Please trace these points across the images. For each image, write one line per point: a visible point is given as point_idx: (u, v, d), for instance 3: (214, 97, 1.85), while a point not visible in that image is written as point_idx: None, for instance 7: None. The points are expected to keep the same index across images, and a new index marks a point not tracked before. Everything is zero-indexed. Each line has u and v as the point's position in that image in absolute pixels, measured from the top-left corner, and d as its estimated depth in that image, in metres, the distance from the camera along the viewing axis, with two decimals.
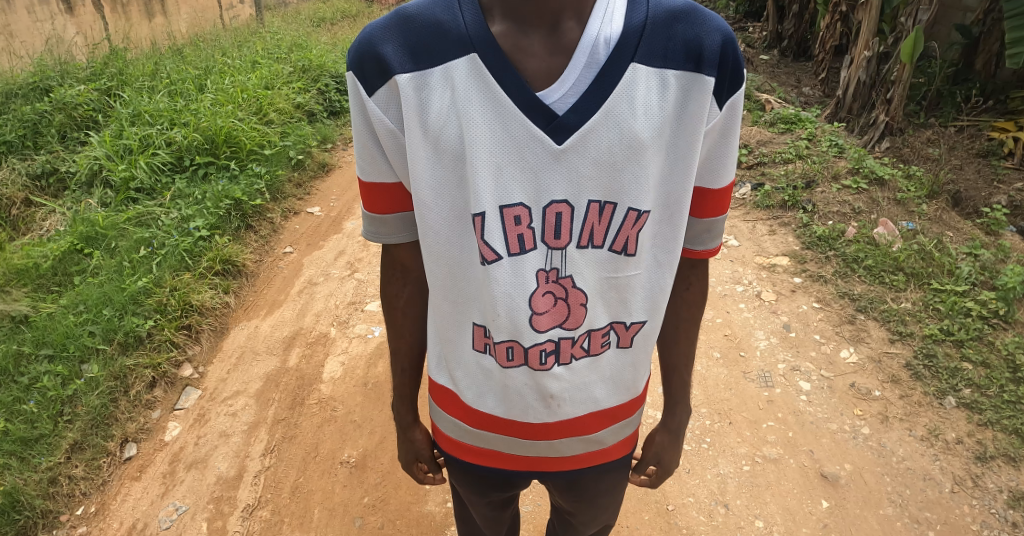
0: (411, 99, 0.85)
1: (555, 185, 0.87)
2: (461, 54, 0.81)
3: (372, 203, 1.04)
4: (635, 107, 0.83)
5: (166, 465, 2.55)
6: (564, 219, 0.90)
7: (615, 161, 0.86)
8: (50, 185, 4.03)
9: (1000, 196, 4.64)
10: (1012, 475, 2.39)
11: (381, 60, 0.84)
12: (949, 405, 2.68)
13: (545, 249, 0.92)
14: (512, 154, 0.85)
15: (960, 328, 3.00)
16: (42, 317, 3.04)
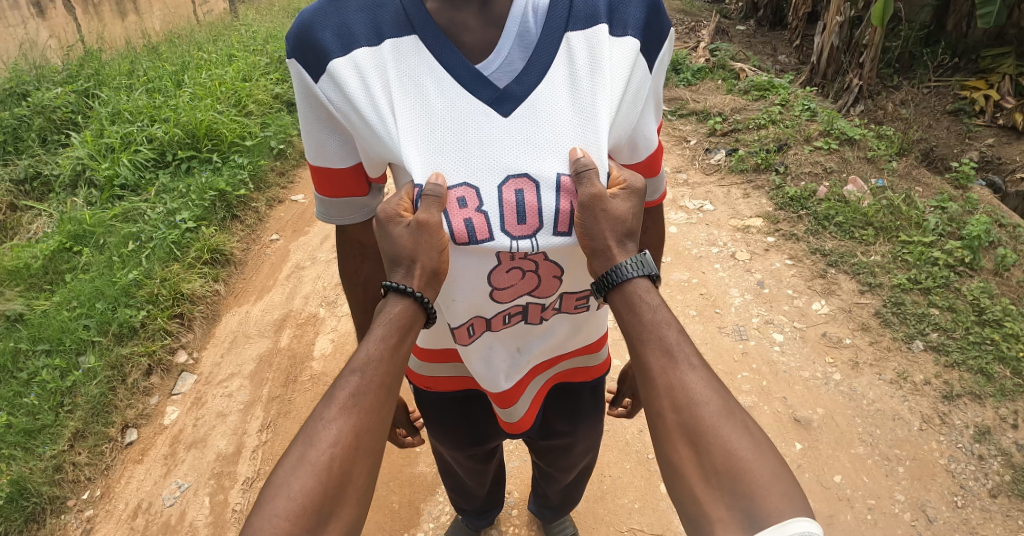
0: (347, 80, 0.92)
1: (507, 157, 0.89)
2: (399, 32, 0.92)
3: (322, 190, 1.13)
4: (577, 68, 0.91)
5: (167, 447, 2.67)
6: (525, 196, 0.89)
7: (564, 129, 0.91)
8: (35, 189, 4.08)
9: (971, 152, 5.05)
10: (977, 411, 2.53)
11: (320, 45, 0.93)
12: (917, 349, 2.79)
13: (506, 240, 0.91)
14: (461, 121, 0.90)
15: (927, 276, 3.11)
16: (37, 313, 3.11)
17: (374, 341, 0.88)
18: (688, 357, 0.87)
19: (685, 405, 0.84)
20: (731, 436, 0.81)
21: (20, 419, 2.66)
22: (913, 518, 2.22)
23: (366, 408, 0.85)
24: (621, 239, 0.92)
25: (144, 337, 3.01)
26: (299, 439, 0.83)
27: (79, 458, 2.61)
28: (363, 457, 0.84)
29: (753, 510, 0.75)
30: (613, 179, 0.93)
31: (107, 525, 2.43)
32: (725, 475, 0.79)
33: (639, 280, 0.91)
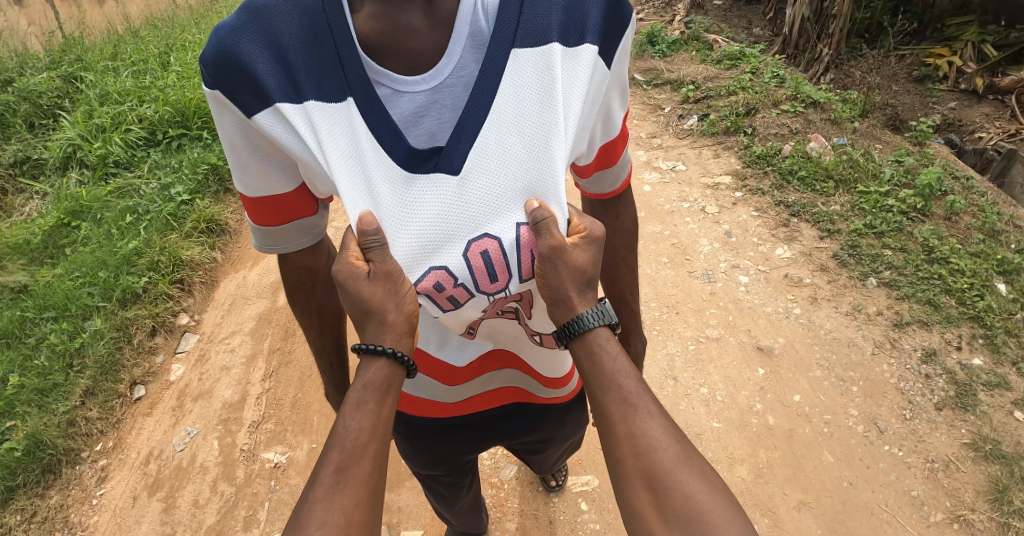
0: (290, 127, 0.91)
1: (472, 223, 0.93)
2: (332, 79, 0.90)
3: (262, 218, 1.10)
4: (533, 99, 0.93)
5: (174, 399, 2.82)
6: (491, 256, 0.93)
7: (523, 163, 0.93)
8: (26, 172, 4.16)
9: (934, 115, 5.31)
10: (925, 336, 2.75)
11: (247, 93, 0.91)
12: (871, 285, 3.01)
13: (483, 296, 0.97)
14: (413, 184, 0.93)
15: (882, 222, 3.34)
16: (40, 283, 3.21)
17: (354, 412, 0.88)
18: (645, 404, 0.91)
19: (644, 452, 0.88)
20: (689, 483, 0.85)
21: (32, 378, 2.80)
22: (865, 428, 2.45)
23: (355, 477, 0.84)
24: (581, 288, 0.97)
25: (147, 301, 3.14)
26: (291, 524, 0.82)
27: (91, 413, 2.76)
28: (359, 532, 0.82)
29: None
30: (574, 228, 0.98)
31: (122, 472, 2.61)
32: (684, 523, 0.82)
33: (600, 329, 0.96)
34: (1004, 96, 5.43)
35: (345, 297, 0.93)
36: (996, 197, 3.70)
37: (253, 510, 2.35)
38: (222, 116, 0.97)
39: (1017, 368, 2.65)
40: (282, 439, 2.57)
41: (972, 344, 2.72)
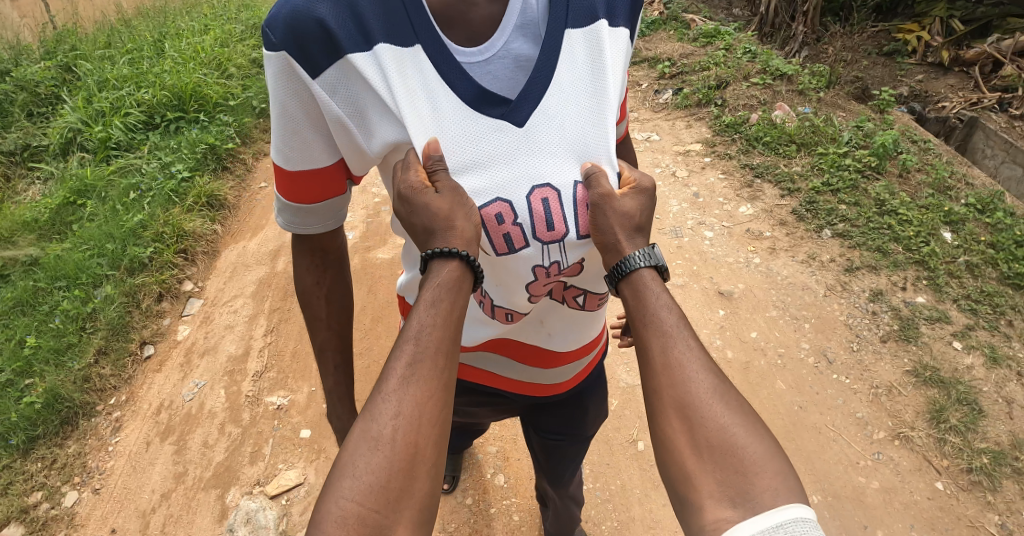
0: (362, 79, 0.88)
1: (536, 168, 0.91)
2: (403, 33, 0.89)
3: (302, 198, 1.05)
4: (583, 66, 0.96)
5: (182, 356, 3.04)
6: (554, 202, 0.91)
7: (580, 123, 0.94)
8: (24, 159, 4.29)
9: (901, 87, 5.53)
10: (873, 279, 2.99)
11: (316, 44, 0.87)
12: (825, 237, 3.26)
13: (539, 246, 0.93)
14: (481, 125, 0.91)
15: (839, 180, 3.58)
16: (49, 256, 3.40)
17: (426, 308, 0.81)
18: (683, 334, 0.86)
19: (680, 382, 0.82)
20: (727, 416, 0.78)
21: (48, 340, 3.01)
22: (816, 359, 2.70)
23: (426, 372, 0.78)
24: (630, 233, 0.93)
25: (154, 269, 3.34)
26: (361, 416, 0.76)
27: (105, 370, 2.97)
28: (429, 429, 0.75)
29: (745, 490, 0.71)
30: (624, 180, 1.00)
31: (136, 421, 2.83)
32: (716, 455, 0.75)
33: (645, 269, 0.91)
34: (970, 68, 5.63)
35: (412, 216, 0.88)
36: (951, 157, 3.91)
37: (258, 447, 2.60)
38: (278, 76, 0.90)
39: (957, 304, 2.88)
40: (285, 385, 2.83)
41: (917, 285, 2.96)
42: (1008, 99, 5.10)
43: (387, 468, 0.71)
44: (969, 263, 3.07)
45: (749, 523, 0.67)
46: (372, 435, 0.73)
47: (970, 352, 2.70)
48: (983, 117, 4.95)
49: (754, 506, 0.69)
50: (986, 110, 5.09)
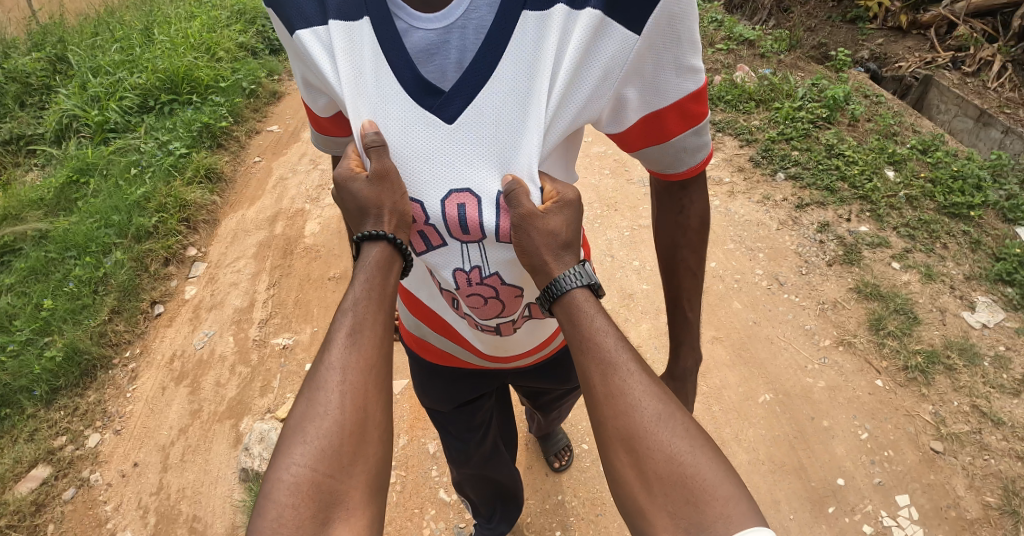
0: (317, 51, 1.00)
1: (456, 170, 0.96)
2: (359, 12, 0.99)
3: (321, 130, 1.23)
4: (520, 65, 0.94)
5: (191, 312, 3.33)
6: (465, 210, 0.97)
7: (505, 128, 0.95)
8: (20, 147, 4.48)
9: (863, 51, 5.77)
10: (820, 213, 3.29)
11: (287, 14, 1.02)
12: (779, 179, 3.56)
13: (456, 244, 1.02)
14: (412, 117, 0.97)
15: (793, 130, 3.87)
16: (58, 229, 3.63)
17: (361, 280, 0.92)
18: (624, 361, 0.84)
19: (620, 414, 0.81)
20: (672, 443, 0.78)
21: (64, 301, 3.26)
22: (769, 283, 2.99)
23: (368, 341, 0.89)
24: (557, 252, 0.92)
25: (159, 237, 3.59)
26: (310, 388, 0.86)
27: (119, 326, 3.23)
28: (372, 394, 0.86)
29: (698, 521, 0.72)
30: (547, 195, 0.95)
31: (152, 370, 3.10)
32: (666, 488, 0.75)
33: (578, 290, 0.89)
34: (925, 30, 5.76)
35: (346, 201, 1.01)
36: (901, 108, 4.14)
37: (267, 382, 2.89)
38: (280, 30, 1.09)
39: (896, 232, 3.17)
40: (290, 327, 3.12)
41: (860, 216, 3.25)
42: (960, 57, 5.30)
43: (338, 433, 0.82)
44: (908, 197, 3.34)
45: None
46: (321, 404, 0.84)
47: (907, 271, 2.97)
48: (936, 74, 5.18)
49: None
50: (940, 69, 5.32)
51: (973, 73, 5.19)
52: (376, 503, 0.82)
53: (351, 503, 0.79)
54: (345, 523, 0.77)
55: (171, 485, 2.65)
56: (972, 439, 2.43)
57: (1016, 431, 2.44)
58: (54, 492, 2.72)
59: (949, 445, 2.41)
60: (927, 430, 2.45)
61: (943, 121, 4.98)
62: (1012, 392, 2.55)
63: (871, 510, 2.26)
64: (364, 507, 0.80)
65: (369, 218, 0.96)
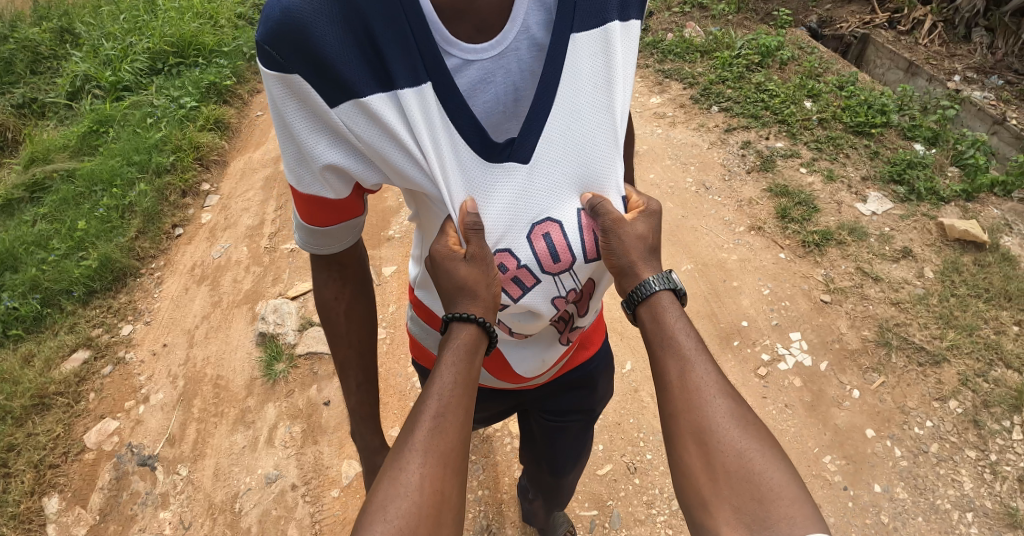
0: (384, 118, 0.91)
1: (542, 206, 1.03)
2: (417, 64, 0.90)
3: (316, 218, 1.04)
4: (584, 85, 1.02)
5: (207, 234, 3.88)
6: (553, 239, 1.03)
7: (579, 154, 1.04)
8: (32, 110, 5.01)
9: (812, 15, 6.17)
10: (744, 134, 3.88)
11: (325, 81, 0.87)
12: (713, 111, 4.14)
13: (551, 278, 1.06)
14: (492, 170, 1.00)
15: (729, 73, 4.45)
16: (85, 169, 4.20)
17: (448, 367, 0.94)
18: (700, 362, 0.99)
19: (696, 407, 0.95)
20: (741, 442, 0.91)
21: (96, 224, 3.82)
22: (696, 188, 3.58)
23: (450, 425, 0.89)
24: (645, 257, 1.07)
25: (177, 172, 4.13)
26: (388, 466, 0.86)
27: (145, 243, 3.77)
28: (450, 476, 0.86)
29: (761, 518, 0.83)
30: (628, 204, 1.13)
31: (175, 276, 3.65)
32: (732, 482, 0.87)
33: (663, 292, 1.06)
34: None
35: (441, 278, 1.01)
36: (829, 55, 4.67)
37: (278, 275, 3.48)
38: (289, 98, 0.90)
39: (807, 145, 3.74)
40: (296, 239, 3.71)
41: (777, 135, 3.84)
42: (896, 17, 5.86)
43: (416, 516, 0.81)
44: (820, 120, 3.91)
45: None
46: (401, 482, 0.83)
47: (812, 174, 3.54)
48: (873, 33, 5.72)
49: (771, 535, 0.81)
50: (877, 28, 5.82)
51: (907, 32, 5.73)
52: None
53: None
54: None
55: (197, 357, 3.18)
56: (854, 291, 2.95)
57: (892, 285, 2.96)
58: (94, 368, 3.24)
59: (835, 296, 2.94)
60: (818, 287, 2.99)
61: (878, 74, 5.51)
62: (891, 258, 3.07)
63: (767, 343, 2.81)
64: None
65: (464, 298, 0.99)
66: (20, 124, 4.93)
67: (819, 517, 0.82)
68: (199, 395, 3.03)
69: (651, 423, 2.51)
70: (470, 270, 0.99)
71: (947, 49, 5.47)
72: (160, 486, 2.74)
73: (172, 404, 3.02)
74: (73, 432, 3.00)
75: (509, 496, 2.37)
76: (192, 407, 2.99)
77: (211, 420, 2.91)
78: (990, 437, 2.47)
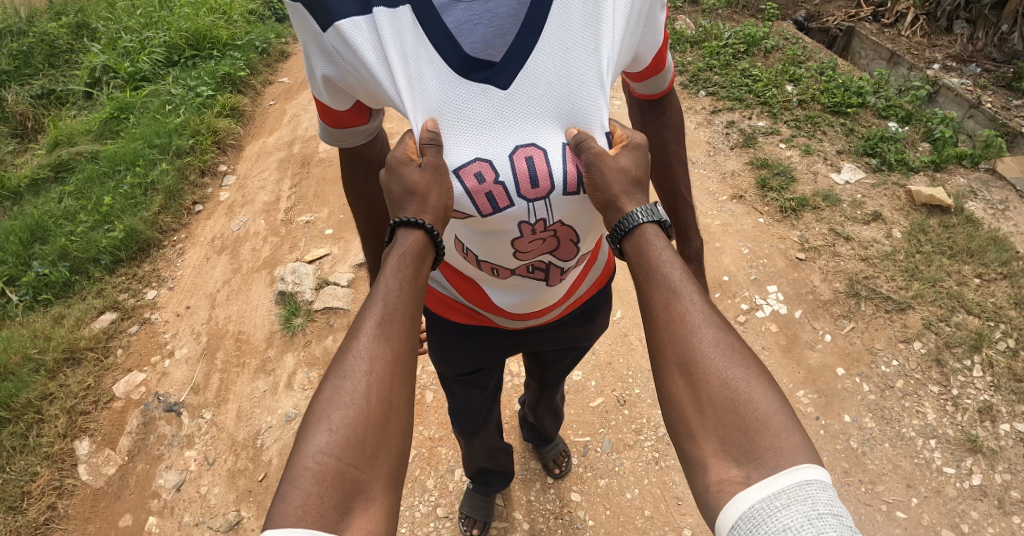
0: (361, 40, 1.03)
1: (521, 131, 1.03)
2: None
3: (335, 122, 1.28)
4: (571, 20, 1.04)
5: (225, 210, 4.12)
6: (534, 162, 1.03)
7: (564, 85, 1.03)
8: (52, 101, 5.28)
9: (801, 11, 6.51)
10: (729, 115, 4.16)
11: (317, 5, 1.04)
12: (701, 95, 4.42)
13: (524, 203, 1.05)
14: (468, 88, 1.03)
15: (716, 61, 4.73)
16: (108, 151, 4.46)
17: (392, 274, 0.96)
18: (687, 291, 0.93)
19: (682, 339, 0.90)
20: (729, 371, 0.86)
21: (121, 199, 4.06)
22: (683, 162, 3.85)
23: (396, 333, 0.92)
24: (629, 189, 1.01)
25: (196, 154, 4.39)
26: (335, 375, 0.88)
27: (167, 218, 4.01)
28: (396, 380, 0.89)
29: (751, 448, 0.80)
30: (617, 138, 1.07)
31: (196, 247, 3.89)
32: (719, 413, 0.84)
33: (648, 225, 0.98)
34: None
35: (395, 180, 1.02)
36: (812, 44, 4.95)
37: (294, 244, 3.73)
38: (298, 21, 1.09)
39: (787, 124, 4.01)
40: (310, 212, 3.96)
41: (760, 115, 4.12)
42: (880, 11, 6.18)
43: (363, 424, 0.84)
44: (800, 101, 4.19)
45: (750, 489, 0.76)
46: (347, 393, 0.86)
47: (790, 149, 3.80)
48: (858, 26, 6.04)
49: (759, 466, 0.78)
50: (862, 22, 6.17)
51: (891, 25, 6.06)
52: (392, 499, 0.84)
53: (372, 491, 0.81)
54: (365, 513, 0.79)
55: (219, 316, 3.42)
56: (827, 249, 3.20)
57: (862, 244, 3.20)
58: (121, 327, 3.46)
59: (810, 254, 3.19)
60: (794, 246, 3.24)
61: (863, 65, 5.78)
62: (862, 221, 3.32)
63: (746, 294, 3.06)
64: (383, 497, 0.82)
65: (413, 203, 1.00)
66: (41, 114, 5.19)
67: (809, 446, 0.80)
68: (221, 349, 3.27)
69: (639, 362, 2.75)
70: (422, 177, 1.00)
71: (929, 40, 5.79)
72: (186, 428, 2.97)
73: (195, 357, 3.25)
74: (102, 383, 3.22)
75: (509, 426, 2.60)
76: (215, 359, 3.23)
77: (233, 370, 3.16)
78: (951, 375, 2.69)
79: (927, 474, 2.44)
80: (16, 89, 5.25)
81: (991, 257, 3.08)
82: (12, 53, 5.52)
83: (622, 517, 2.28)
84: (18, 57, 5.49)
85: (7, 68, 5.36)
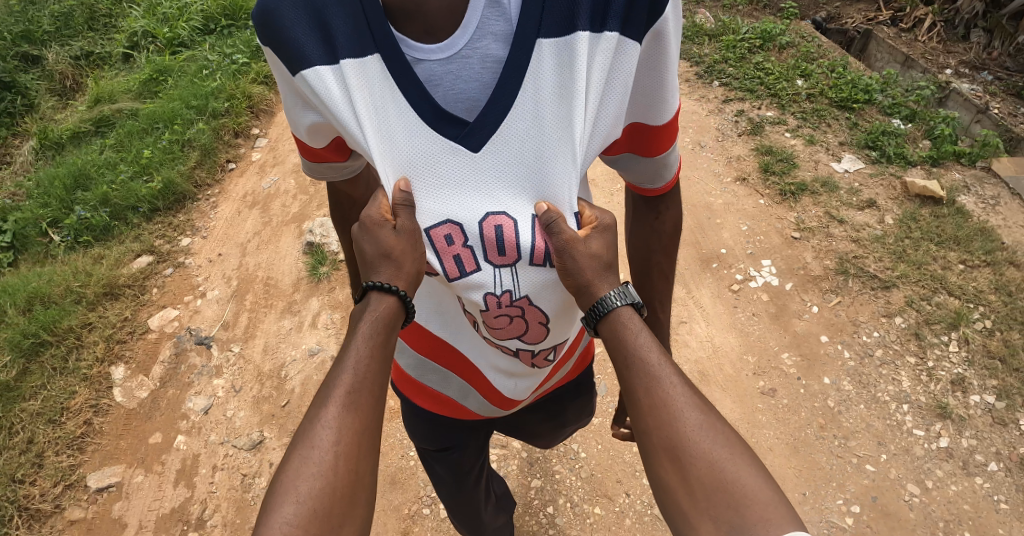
0: (323, 90, 0.96)
1: (490, 197, 0.99)
2: (360, 48, 0.94)
3: (312, 156, 1.26)
4: (541, 92, 0.95)
5: (257, 169, 4.38)
6: (504, 231, 0.99)
7: (533, 157, 0.98)
8: (92, 62, 5.54)
9: (821, 12, 6.63)
10: (739, 104, 4.37)
11: (280, 49, 0.97)
12: (714, 85, 4.62)
13: (490, 270, 1.02)
14: (437, 146, 0.97)
15: (731, 54, 4.92)
16: (148, 109, 4.71)
17: (361, 341, 0.95)
18: (665, 372, 0.91)
19: (665, 422, 0.87)
20: (715, 451, 0.84)
21: (160, 153, 4.32)
22: (692, 146, 4.06)
23: (365, 403, 0.90)
24: (601, 272, 0.98)
25: (231, 116, 4.63)
26: (299, 442, 0.86)
27: (201, 175, 4.26)
28: (363, 450, 0.88)
29: (741, 526, 0.77)
30: (585, 219, 1.02)
31: (229, 202, 4.14)
32: (707, 492, 0.81)
33: (623, 308, 0.97)
34: None
35: (365, 240, 1.00)
36: (826, 42, 5.11)
37: (322, 202, 3.96)
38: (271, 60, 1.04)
39: (793, 115, 4.21)
40: None
41: (768, 106, 4.32)
42: (899, 16, 6.29)
43: (328, 495, 0.82)
44: (808, 95, 4.36)
45: None
46: (312, 461, 0.84)
47: (795, 138, 3.99)
48: (876, 30, 6.15)
49: None
50: (879, 25, 6.27)
51: (908, 30, 6.18)
52: None
53: None
54: None
55: (249, 264, 3.67)
56: (821, 230, 3.40)
57: (854, 227, 3.40)
58: (157, 269, 3.72)
59: (805, 233, 3.39)
60: (789, 225, 3.44)
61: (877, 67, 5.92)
62: (857, 207, 3.51)
63: (741, 266, 3.29)
64: None
65: (386, 266, 0.98)
66: (81, 74, 5.45)
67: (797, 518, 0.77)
68: (250, 292, 3.52)
69: None
70: (390, 238, 0.98)
71: (944, 47, 5.91)
72: (214, 359, 3.22)
73: (226, 298, 3.50)
74: (138, 317, 3.47)
75: None
76: (244, 300, 3.48)
77: (261, 310, 3.42)
78: (928, 347, 2.89)
79: (897, 434, 2.63)
80: (56, 49, 5.49)
81: (976, 246, 3.26)
82: (55, 15, 5.77)
83: (611, 451, 2.51)
84: (58, 19, 5.74)
85: (49, 28, 5.61)
